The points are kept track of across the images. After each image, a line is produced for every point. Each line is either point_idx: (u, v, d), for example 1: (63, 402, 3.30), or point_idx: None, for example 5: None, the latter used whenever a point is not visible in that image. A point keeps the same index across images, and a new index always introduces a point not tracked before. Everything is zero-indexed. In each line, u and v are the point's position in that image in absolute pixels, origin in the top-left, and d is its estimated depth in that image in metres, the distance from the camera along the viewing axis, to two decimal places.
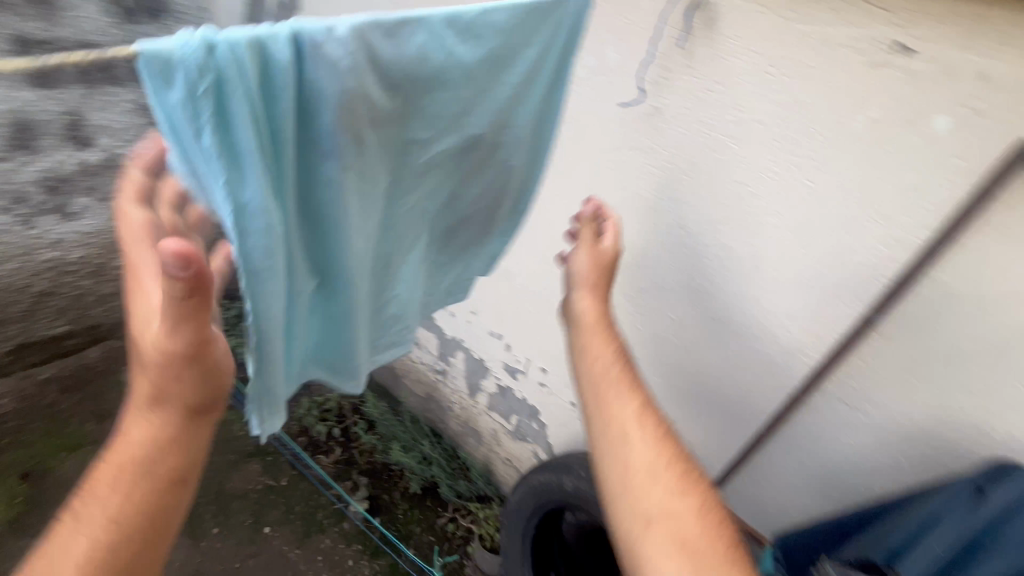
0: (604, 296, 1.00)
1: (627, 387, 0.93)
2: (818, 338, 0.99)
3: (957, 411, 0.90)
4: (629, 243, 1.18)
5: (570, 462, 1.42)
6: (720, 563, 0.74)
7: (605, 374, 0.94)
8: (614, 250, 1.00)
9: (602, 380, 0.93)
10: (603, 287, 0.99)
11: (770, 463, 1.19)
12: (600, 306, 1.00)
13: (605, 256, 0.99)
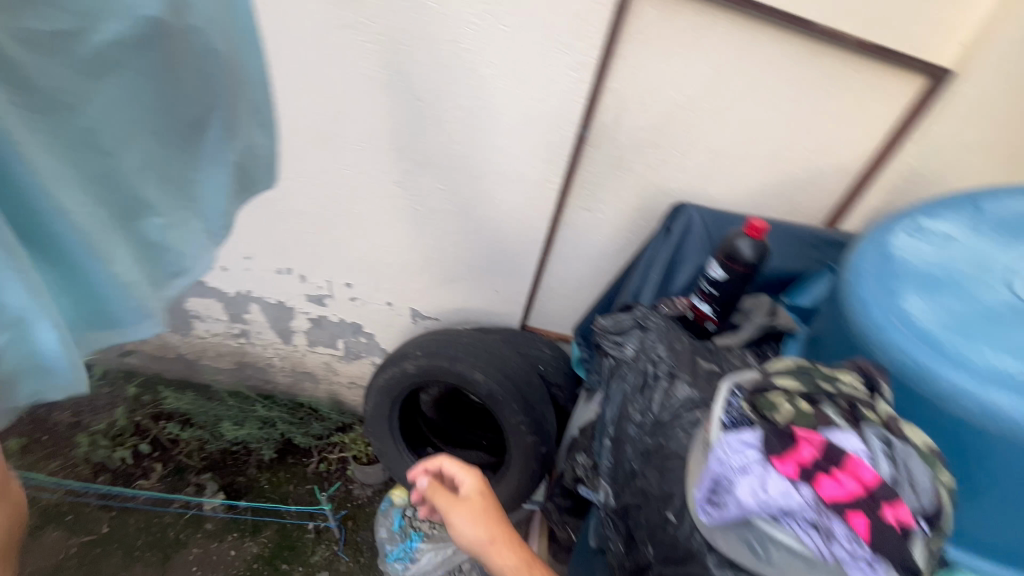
0: (516, 543, 0.86)
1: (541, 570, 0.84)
2: (552, 165, 1.20)
3: (649, 181, 1.25)
4: (376, 131, 1.19)
5: (404, 349, 1.45)
6: None
7: (502, 556, 0.85)
8: (476, 490, 0.92)
9: None
10: (490, 522, 0.88)
11: (558, 275, 1.49)
12: (514, 552, 0.85)
13: (479, 506, 0.90)
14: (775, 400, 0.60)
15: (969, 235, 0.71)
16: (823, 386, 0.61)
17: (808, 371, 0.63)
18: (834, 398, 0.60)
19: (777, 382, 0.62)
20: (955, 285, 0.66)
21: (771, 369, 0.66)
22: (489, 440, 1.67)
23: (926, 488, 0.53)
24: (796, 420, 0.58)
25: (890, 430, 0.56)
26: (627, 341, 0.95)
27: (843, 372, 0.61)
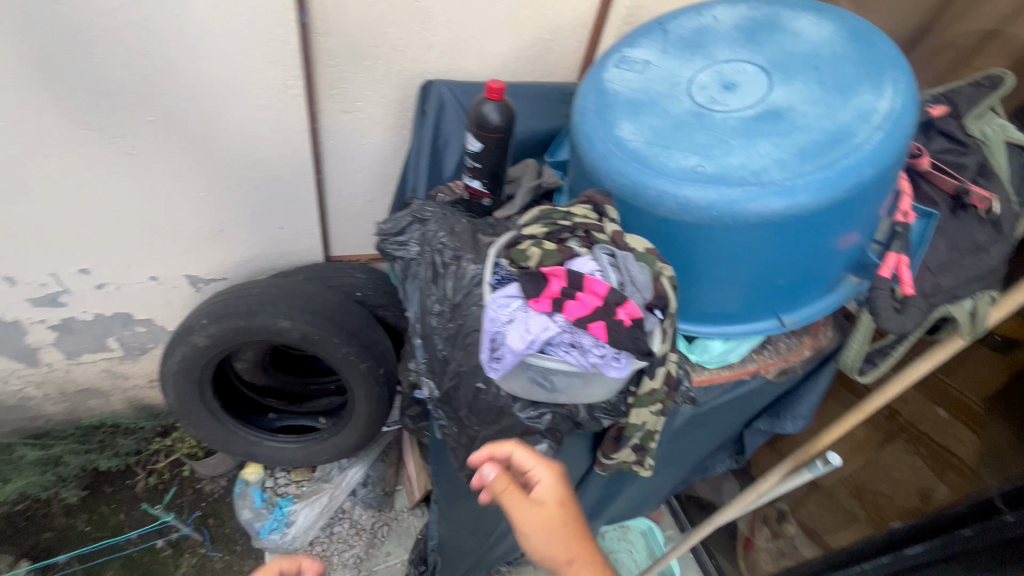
0: (563, 501, 0.66)
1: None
2: (283, 64, 1.05)
3: (401, 67, 1.18)
4: (30, 55, 0.93)
5: (186, 323, 1.23)
6: None
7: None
8: (555, 493, 0.65)
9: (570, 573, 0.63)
10: (569, 538, 0.64)
11: (344, 193, 1.38)
12: (559, 507, 0.65)
13: (559, 502, 0.65)
14: (524, 247, 0.63)
15: (661, 56, 0.79)
16: (563, 223, 0.66)
17: (551, 215, 0.67)
18: (574, 231, 0.65)
19: (525, 232, 0.65)
20: (653, 104, 0.73)
21: (522, 223, 0.68)
22: (329, 384, 1.61)
23: (644, 283, 0.62)
24: (545, 259, 0.62)
25: (619, 246, 0.63)
26: (410, 239, 0.92)
27: (576, 208, 0.66)
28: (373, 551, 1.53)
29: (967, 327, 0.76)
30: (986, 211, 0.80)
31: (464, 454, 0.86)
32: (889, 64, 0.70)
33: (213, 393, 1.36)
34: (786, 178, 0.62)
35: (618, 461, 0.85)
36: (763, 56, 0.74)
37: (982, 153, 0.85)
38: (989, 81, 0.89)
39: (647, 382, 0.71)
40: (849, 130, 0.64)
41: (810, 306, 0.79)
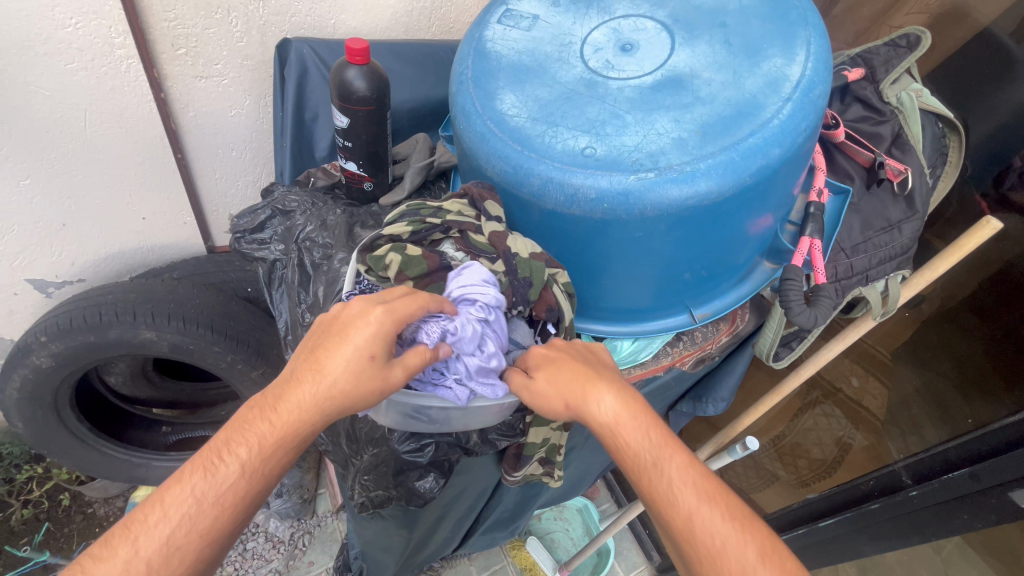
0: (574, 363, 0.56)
1: (680, 458, 0.53)
2: (94, 17, 0.80)
3: (264, 21, 0.93)
4: None
5: (23, 343, 1.02)
6: (673, 466, 0.52)
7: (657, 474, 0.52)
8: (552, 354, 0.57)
9: (584, 408, 0.54)
10: (563, 387, 0.55)
11: (212, 178, 1.11)
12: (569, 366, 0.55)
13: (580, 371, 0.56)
14: (381, 252, 0.57)
15: (553, 11, 0.65)
16: (433, 221, 0.60)
17: (418, 212, 0.62)
18: (447, 231, 0.61)
19: (384, 232, 0.58)
20: (539, 69, 0.61)
21: (387, 223, 0.62)
22: (229, 391, 1.36)
23: (525, 296, 0.58)
24: (407, 266, 0.57)
25: (499, 252, 0.58)
26: (271, 236, 0.79)
27: (449, 202, 0.61)
28: (293, 563, 1.34)
29: (881, 308, 0.72)
30: (899, 185, 0.76)
31: (350, 480, 0.71)
32: (802, 21, 0.61)
33: (77, 416, 1.17)
34: (685, 162, 0.54)
35: (525, 474, 0.77)
36: (665, 10, 0.63)
37: (898, 122, 0.80)
38: (906, 42, 0.82)
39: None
40: (755, 102, 0.56)
41: (722, 298, 0.72)
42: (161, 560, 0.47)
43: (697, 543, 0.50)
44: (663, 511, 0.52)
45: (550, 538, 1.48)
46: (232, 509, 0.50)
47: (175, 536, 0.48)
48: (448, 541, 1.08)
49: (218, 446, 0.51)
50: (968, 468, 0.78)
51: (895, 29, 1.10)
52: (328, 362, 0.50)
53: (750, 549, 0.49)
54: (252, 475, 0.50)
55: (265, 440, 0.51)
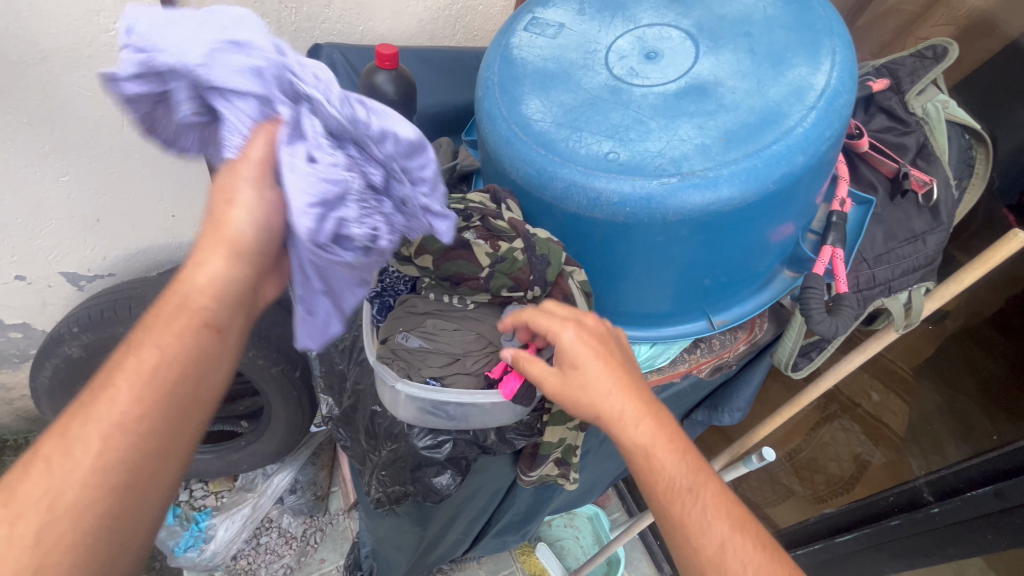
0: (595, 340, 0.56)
1: (679, 440, 0.55)
2: None
3: (296, 27, 0.96)
4: None
5: (58, 332, 1.06)
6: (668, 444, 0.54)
7: (662, 456, 0.53)
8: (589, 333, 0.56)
9: (593, 383, 0.54)
10: (587, 361, 0.54)
11: None
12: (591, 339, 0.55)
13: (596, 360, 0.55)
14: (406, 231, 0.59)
15: (579, 19, 0.67)
16: (456, 207, 0.61)
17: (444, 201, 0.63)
18: (468, 219, 0.60)
19: None
20: (564, 75, 0.62)
21: None
22: (249, 386, 1.39)
23: (543, 276, 0.59)
24: (428, 244, 0.58)
25: (519, 233, 0.59)
26: None
27: (472, 194, 0.62)
28: (305, 560, 1.36)
29: (902, 320, 0.70)
30: (924, 196, 0.75)
31: (367, 475, 0.72)
32: (828, 31, 0.61)
33: None
34: (708, 168, 0.54)
35: (540, 476, 0.77)
36: (690, 19, 0.64)
37: (923, 133, 0.79)
38: (932, 52, 0.82)
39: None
40: (779, 110, 0.56)
41: (741, 306, 0.72)
42: (62, 456, 0.40)
43: (684, 518, 0.51)
44: (661, 497, 0.53)
45: (559, 545, 1.48)
46: (156, 394, 0.43)
47: (77, 427, 0.41)
48: (459, 542, 1.07)
49: (146, 327, 0.46)
50: (993, 485, 0.76)
51: (921, 40, 1.09)
52: (227, 211, 0.48)
53: (723, 521, 0.51)
54: (182, 348, 0.45)
55: (178, 313, 0.46)
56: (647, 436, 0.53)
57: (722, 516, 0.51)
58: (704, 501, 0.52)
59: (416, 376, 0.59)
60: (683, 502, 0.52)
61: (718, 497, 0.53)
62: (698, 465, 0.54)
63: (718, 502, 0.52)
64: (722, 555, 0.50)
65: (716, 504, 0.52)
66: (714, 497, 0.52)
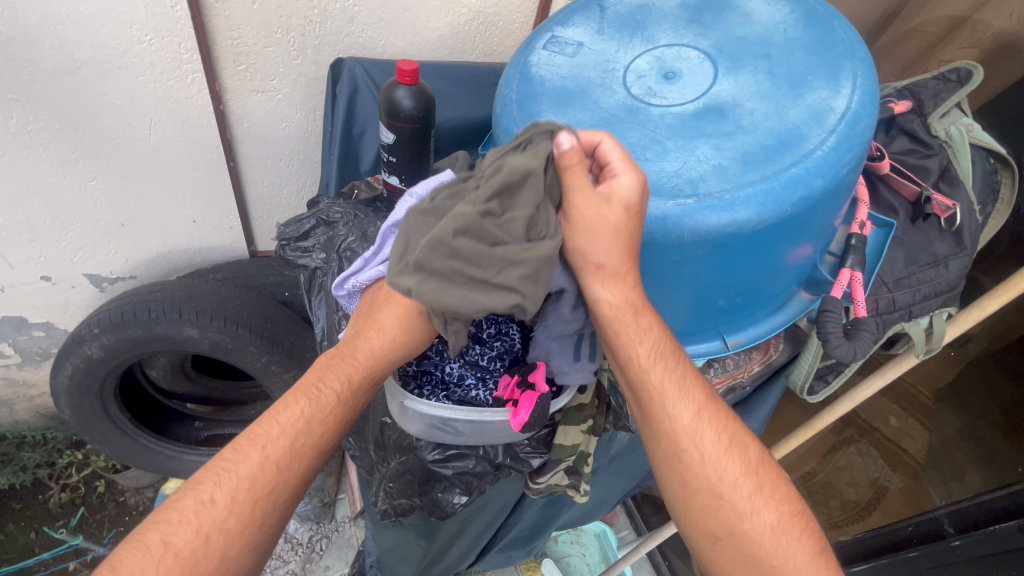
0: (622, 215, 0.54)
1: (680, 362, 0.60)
2: (166, 32, 0.86)
3: (319, 41, 0.98)
4: None
5: (78, 332, 1.08)
6: (670, 363, 0.59)
7: (638, 327, 0.57)
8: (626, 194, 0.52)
9: (609, 274, 0.55)
10: (612, 248, 0.54)
11: (257, 187, 1.15)
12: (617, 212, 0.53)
13: (614, 222, 0.52)
14: None
15: (597, 37, 0.67)
16: None
17: None
18: None
19: None
20: (582, 94, 0.63)
21: None
22: (260, 391, 1.40)
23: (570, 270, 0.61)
24: None
25: None
26: (314, 244, 0.83)
27: None
28: (309, 566, 1.35)
29: (924, 345, 0.71)
30: (947, 221, 0.74)
31: (374, 486, 0.72)
32: (849, 54, 0.61)
33: (119, 405, 1.23)
34: (725, 190, 0.54)
35: (548, 485, 0.75)
36: (709, 40, 0.64)
37: (946, 156, 0.78)
38: (956, 75, 0.81)
39: (577, 395, 0.68)
40: (798, 132, 0.56)
41: (756, 326, 0.72)
42: (209, 504, 0.51)
43: (681, 438, 0.57)
44: (659, 415, 0.58)
45: (565, 562, 1.44)
46: (290, 465, 0.55)
47: (226, 477, 0.53)
48: (463, 557, 1.06)
49: (316, 378, 0.59)
50: (1017, 519, 0.74)
51: (945, 61, 1.08)
52: (387, 324, 0.61)
53: (717, 443, 0.58)
54: (321, 420, 0.58)
55: (325, 391, 0.58)
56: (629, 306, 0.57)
57: (715, 434, 0.58)
58: (700, 420, 0.58)
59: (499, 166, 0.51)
60: (683, 421, 0.58)
61: (691, 378, 0.60)
62: (672, 348, 0.60)
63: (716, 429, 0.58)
64: (696, 429, 0.58)
65: (713, 424, 0.58)
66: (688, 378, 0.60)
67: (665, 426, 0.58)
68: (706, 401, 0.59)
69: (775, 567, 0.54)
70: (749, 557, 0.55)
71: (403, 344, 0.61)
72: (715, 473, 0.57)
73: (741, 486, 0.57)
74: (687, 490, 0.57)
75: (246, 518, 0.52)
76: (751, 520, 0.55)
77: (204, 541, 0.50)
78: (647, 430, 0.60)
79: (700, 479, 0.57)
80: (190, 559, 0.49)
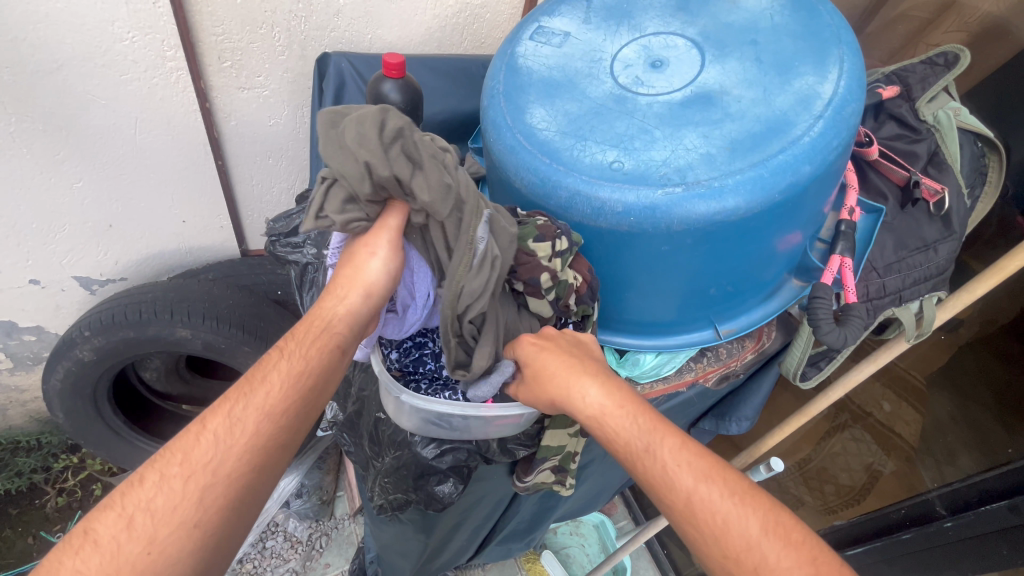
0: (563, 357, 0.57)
1: (670, 436, 0.51)
2: (148, 29, 0.84)
3: (305, 36, 0.97)
4: None
5: (68, 335, 1.07)
6: (660, 443, 0.50)
7: (626, 420, 0.53)
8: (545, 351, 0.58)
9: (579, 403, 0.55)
10: (567, 380, 0.55)
11: (245, 185, 1.14)
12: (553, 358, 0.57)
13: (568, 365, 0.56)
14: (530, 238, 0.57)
15: (584, 27, 0.67)
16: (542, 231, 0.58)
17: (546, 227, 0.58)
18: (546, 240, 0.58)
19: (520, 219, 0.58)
20: (569, 84, 0.62)
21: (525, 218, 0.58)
22: None
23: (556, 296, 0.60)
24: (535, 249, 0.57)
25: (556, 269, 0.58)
26: (303, 241, 0.82)
27: (538, 238, 0.57)
28: (309, 564, 1.35)
29: (914, 330, 0.70)
30: (935, 205, 0.74)
31: (370, 481, 0.72)
32: (836, 39, 0.61)
33: (113, 408, 1.22)
34: (713, 178, 0.54)
35: (535, 483, 0.76)
36: (696, 27, 0.64)
37: (934, 140, 0.79)
38: (943, 59, 0.81)
39: None
40: (786, 119, 0.56)
41: (747, 314, 0.72)
42: (143, 483, 0.46)
43: (696, 519, 0.47)
44: (664, 503, 0.49)
45: (564, 553, 1.45)
46: (240, 437, 0.49)
47: (167, 457, 0.47)
48: (462, 550, 1.07)
49: (274, 347, 0.56)
50: (1008, 499, 0.74)
51: (932, 46, 1.08)
52: (341, 276, 0.58)
53: (750, 521, 0.46)
54: (273, 390, 0.52)
55: (280, 363, 0.54)
56: (598, 404, 0.54)
57: (735, 507, 0.47)
58: (705, 496, 0.47)
59: (460, 198, 0.55)
60: (688, 497, 0.48)
61: (679, 446, 0.50)
62: (649, 423, 0.52)
63: (736, 503, 0.47)
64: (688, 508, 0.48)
65: (731, 494, 0.47)
66: (675, 450, 0.50)
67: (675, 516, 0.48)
68: (715, 474, 0.48)
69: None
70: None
71: (355, 287, 0.57)
72: (722, 554, 0.46)
73: (754, 563, 0.45)
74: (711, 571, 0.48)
75: (179, 494, 0.45)
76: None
77: (126, 525, 0.44)
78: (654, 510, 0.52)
79: (711, 560, 0.47)
80: (112, 547, 0.43)
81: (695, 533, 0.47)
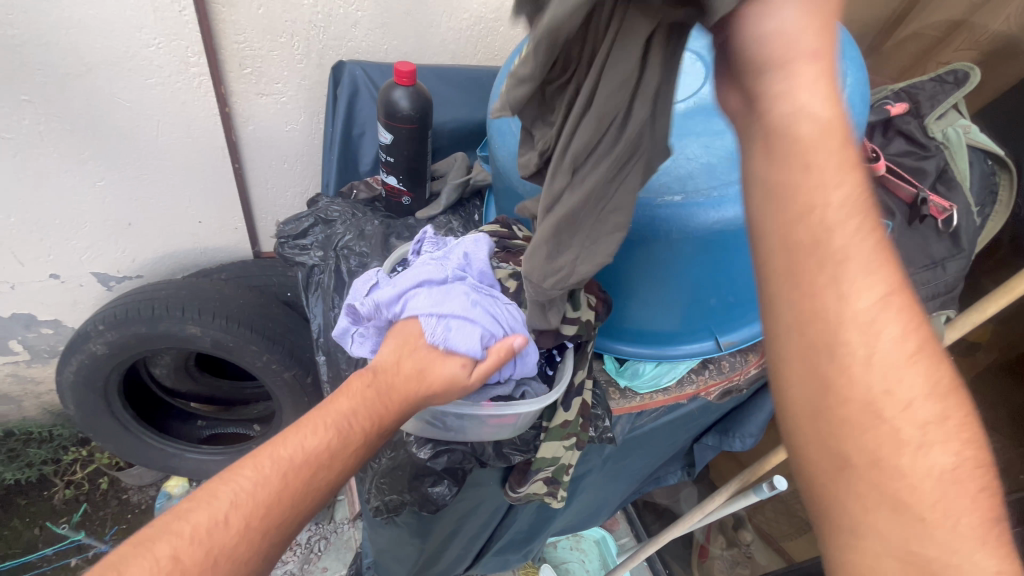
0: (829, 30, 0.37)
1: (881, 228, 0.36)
2: (173, 36, 0.88)
3: (323, 45, 1.01)
4: None
5: (84, 329, 1.10)
6: (872, 253, 0.36)
7: (832, 165, 0.36)
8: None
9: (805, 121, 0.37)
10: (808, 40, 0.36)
11: (261, 190, 1.17)
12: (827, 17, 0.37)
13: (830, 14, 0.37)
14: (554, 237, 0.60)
15: None
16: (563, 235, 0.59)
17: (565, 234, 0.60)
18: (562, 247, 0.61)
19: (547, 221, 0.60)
20: None
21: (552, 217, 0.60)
22: (263, 391, 1.41)
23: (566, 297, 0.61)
24: None
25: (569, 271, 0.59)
26: (312, 242, 0.84)
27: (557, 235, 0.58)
28: (307, 567, 1.35)
29: None
30: (944, 222, 0.73)
31: (367, 482, 0.72)
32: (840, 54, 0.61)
33: (122, 402, 1.24)
34: (713, 188, 0.56)
35: (527, 493, 0.75)
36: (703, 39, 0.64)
37: (943, 157, 0.78)
38: (953, 77, 0.82)
39: (561, 412, 0.67)
40: None
41: (749, 327, 0.72)
42: (221, 530, 0.42)
43: (852, 335, 0.35)
44: (820, 295, 0.36)
45: (564, 568, 1.42)
46: (319, 494, 0.47)
47: (240, 505, 0.44)
48: (459, 558, 1.06)
49: (350, 406, 0.50)
50: None
51: (943, 64, 1.08)
52: (424, 376, 0.53)
53: (924, 379, 0.35)
54: (349, 459, 0.49)
55: (360, 425, 0.50)
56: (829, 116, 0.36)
57: (907, 342, 0.35)
58: (889, 312, 0.35)
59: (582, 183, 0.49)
60: (863, 306, 0.35)
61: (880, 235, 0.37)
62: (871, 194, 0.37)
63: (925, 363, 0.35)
64: (876, 320, 0.35)
65: (927, 354, 0.36)
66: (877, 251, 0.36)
67: (831, 330, 0.36)
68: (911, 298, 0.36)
69: (925, 524, 0.33)
70: (889, 503, 0.33)
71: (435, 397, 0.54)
72: (880, 382, 0.35)
73: (914, 413, 0.35)
74: (820, 400, 0.35)
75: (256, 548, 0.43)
76: (912, 465, 0.34)
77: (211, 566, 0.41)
78: (774, 310, 0.38)
79: (847, 388, 0.35)
80: None
81: (838, 357, 0.35)
